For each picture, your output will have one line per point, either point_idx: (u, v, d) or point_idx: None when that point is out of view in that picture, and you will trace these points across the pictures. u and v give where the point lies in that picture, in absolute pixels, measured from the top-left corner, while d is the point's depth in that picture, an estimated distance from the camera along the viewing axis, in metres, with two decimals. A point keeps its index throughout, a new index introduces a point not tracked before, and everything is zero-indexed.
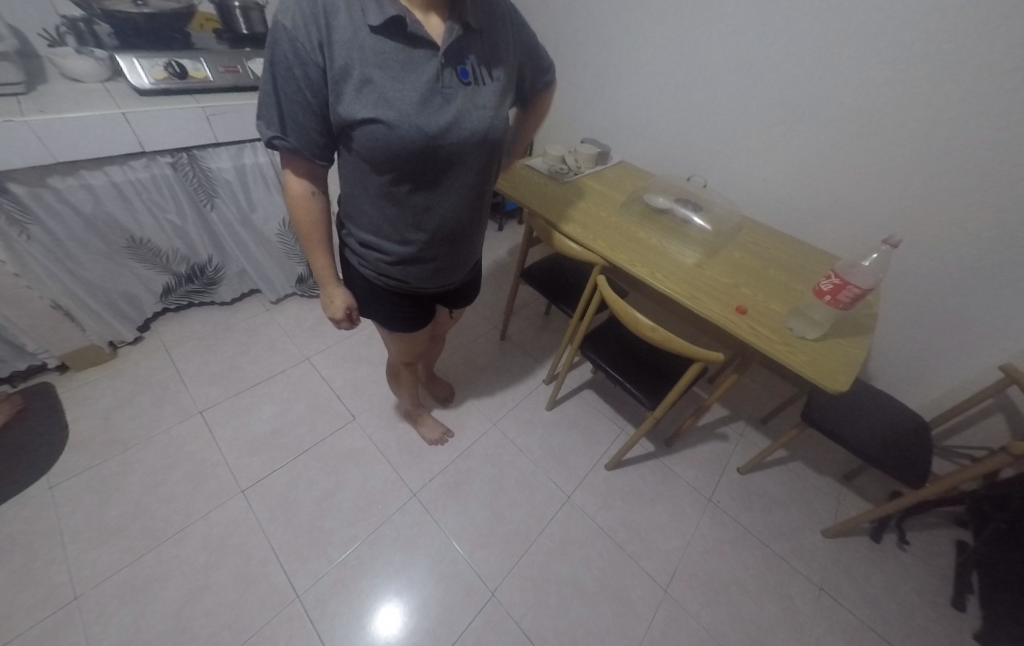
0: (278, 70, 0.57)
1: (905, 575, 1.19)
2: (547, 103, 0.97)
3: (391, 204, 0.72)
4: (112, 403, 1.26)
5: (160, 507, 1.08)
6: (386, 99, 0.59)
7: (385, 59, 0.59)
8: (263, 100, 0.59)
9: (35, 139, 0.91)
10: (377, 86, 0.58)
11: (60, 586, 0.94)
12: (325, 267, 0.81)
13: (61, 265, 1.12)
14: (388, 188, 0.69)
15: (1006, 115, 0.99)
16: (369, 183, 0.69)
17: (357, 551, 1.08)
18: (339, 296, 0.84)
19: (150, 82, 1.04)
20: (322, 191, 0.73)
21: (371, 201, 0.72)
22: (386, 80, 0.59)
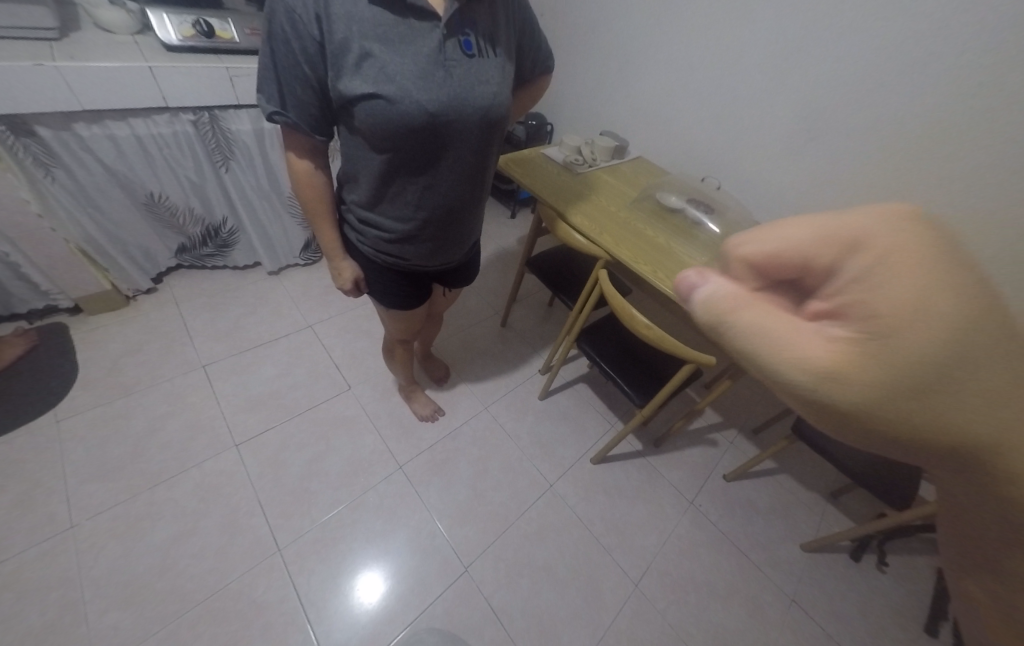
0: (277, 43, 0.58)
1: (880, 596, 1.19)
2: (542, 89, 0.97)
3: (392, 182, 0.73)
4: (121, 348, 1.31)
5: (158, 451, 1.13)
6: (386, 73, 0.59)
7: (385, 32, 0.59)
8: (261, 73, 0.60)
9: (63, 84, 0.93)
10: (377, 59, 0.59)
11: (59, 513, 0.99)
12: (332, 242, 0.83)
13: (84, 212, 1.17)
14: (389, 165, 0.69)
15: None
16: (369, 160, 0.70)
17: (340, 514, 1.11)
18: (345, 265, 0.86)
19: (179, 39, 1.07)
20: (324, 166, 0.74)
21: (371, 178, 0.72)
22: (386, 53, 0.59)
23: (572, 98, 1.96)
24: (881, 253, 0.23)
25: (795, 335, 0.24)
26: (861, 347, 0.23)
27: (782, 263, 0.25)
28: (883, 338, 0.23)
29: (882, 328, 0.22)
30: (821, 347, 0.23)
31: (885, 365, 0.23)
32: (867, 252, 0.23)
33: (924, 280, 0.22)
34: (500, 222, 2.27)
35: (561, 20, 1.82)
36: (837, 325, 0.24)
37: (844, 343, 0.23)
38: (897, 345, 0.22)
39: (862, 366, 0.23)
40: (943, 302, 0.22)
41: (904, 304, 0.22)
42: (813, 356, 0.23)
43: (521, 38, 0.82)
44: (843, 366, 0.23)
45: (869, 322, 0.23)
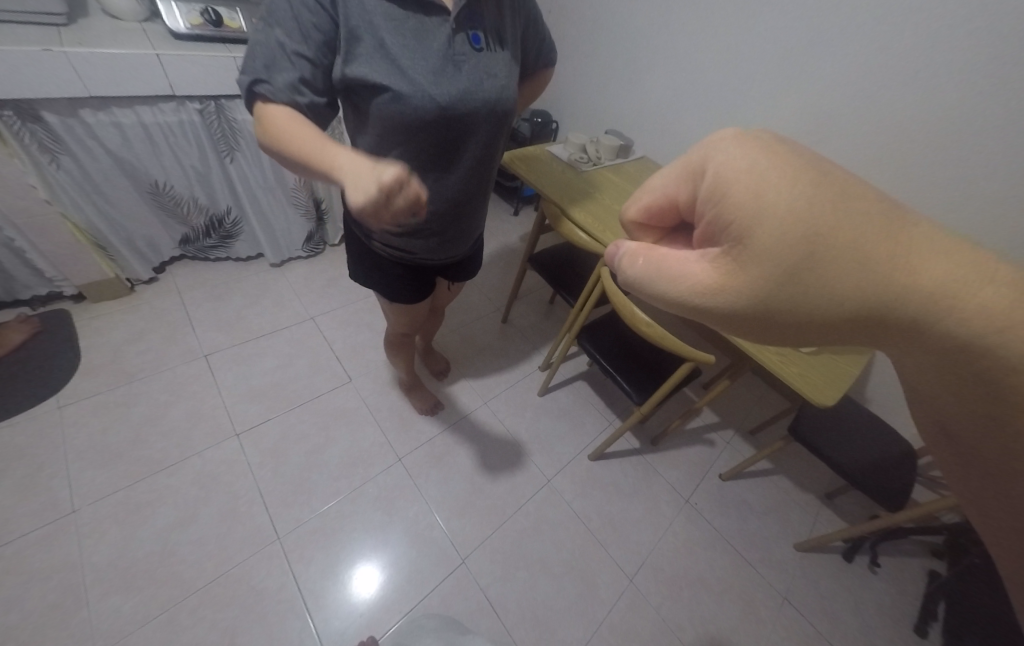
0: (280, 18, 0.53)
1: (871, 595, 1.21)
2: (542, 84, 0.98)
3: None
4: (124, 336, 1.31)
5: (159, 438, 1.13)
6: (398, 67, 0.59)
7: (397, 26, 0.59)
8: (254, 43, 0.53)
9: (71, 70, 0.93)
10: (389, 53, 0.59)
11: (61, 498, 1.00)
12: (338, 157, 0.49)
13: (89, 198, 1.17)
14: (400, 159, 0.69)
15: None
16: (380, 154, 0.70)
17: (339, 505, 1.12)
18: (370, 164, 0.45)
19: (186, 26, 1.06)
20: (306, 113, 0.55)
21: None
22: (398, 46, 0.59)
23: (577, 96, 1.96)
24: (721, 182, 0.29)
25: (680, 258, 0.32)
26: (730, 252, 0.30)
27: (663, 210, 0.34)
28: (742, 240, 0.29)
29: (738, 230, 0.29)
30: (701, 260, 0.31)
31: (748, 255, 0.29)
32: (707, 182, 0.30)
33: (752, 180, 0.29)
34: (503, 219, 2.27)
35: (567, 17, 1.82)
36: (714, 242, 0.31)
37: (717, 252, 0.31)
38: (751, 237, 0.29)
39: (732, 262, 0.30)
40: (773, 192, 0.28)
41: (744, 205, 0.29)
42: (699, 267, 0.31)
43: (524, 32, 0.82)
44: (720, 269, 0.30)
45: (728, 234, 0.30)
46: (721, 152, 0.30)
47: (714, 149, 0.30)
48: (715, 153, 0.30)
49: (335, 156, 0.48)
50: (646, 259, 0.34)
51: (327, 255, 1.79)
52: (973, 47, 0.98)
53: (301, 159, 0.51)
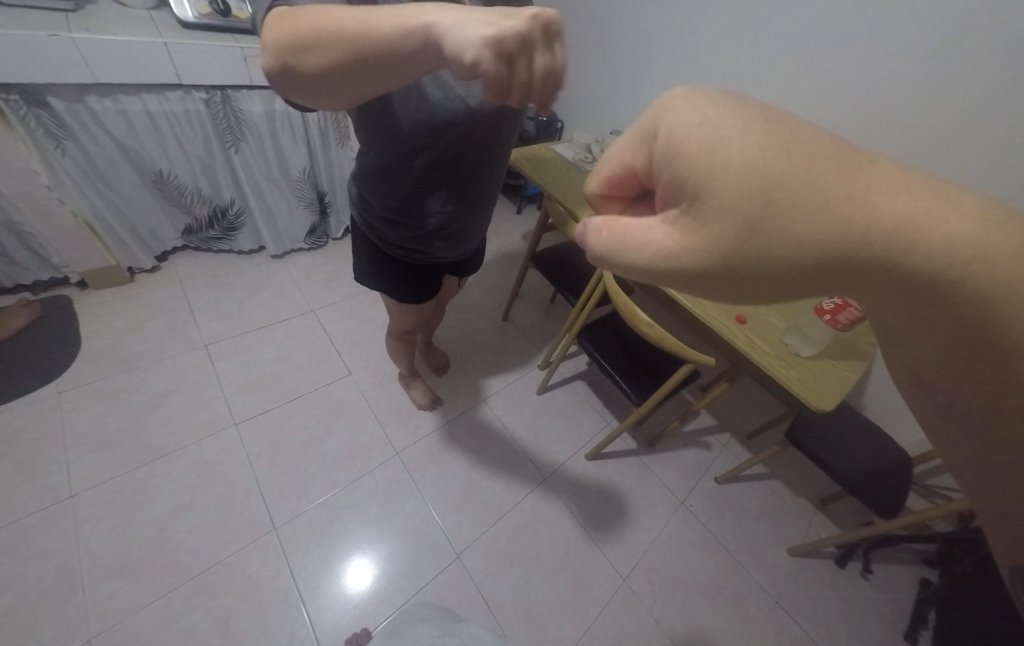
0: None
1: (863, 601, 1.21)
2: None
3: (425, 179, 0.72)
4: (124, 324, 1.31)
5: (158, 426, 1.14)
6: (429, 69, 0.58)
7: None
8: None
9: (79, 56, 0.93)
10: None
11: (59, 483, 1.00)
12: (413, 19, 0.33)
13: (93, 185, 1.17)
14: (423, 161, 0.69)
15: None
16: (404, 157, 0.68)
17: (336, 497, 1.13)
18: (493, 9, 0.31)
19: (194, 16, 1.07)
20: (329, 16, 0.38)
21: (404, 175, 0.71)
22: None
23: (583, 95, 1.96)
24: (675, 139, 0.23)
25: (637, 230, 0.26)
26: (694, 221, 0.24)
27: (625, 182, 0.27)
28: (706, 204, 0.23)
29: (699, 192, 0.23)
30: (661, 232, 0.25)
31: (708, 217, 0.23)
32: (660, 140, 0.24)
33: (705, 132, 0.23)
34: (506, 216, 2.27)
35: (574, 17, 1.82)
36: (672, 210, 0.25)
37: (677, 220, 0.24)
38: (711, 197, 0.23)
39: (698, 230, 0.24)
40: (733, 145, 0.23)
41: (699, 159, 0.23)
42: (658, 242, 0.25)
43: None
44: (683, 239, 0.24)
45: (688, 199, 0.24)
46: (671, 106, 0.24)
47: (663, 106, 0.25)
48: (667, 108, 0.25)
49: (422, 11, 0.31)
50: (607, 236, 0.27)
51: (329, 248, 1.79)
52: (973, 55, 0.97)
53: (357, 29, 0.32)
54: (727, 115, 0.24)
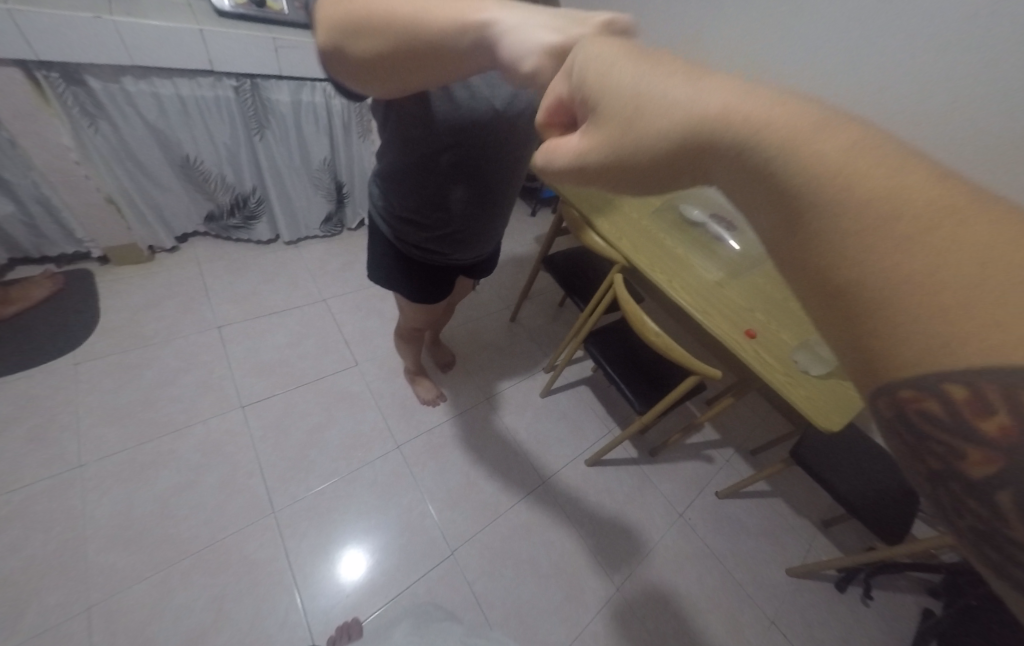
0: None
1: (860, 627, 1.19)
2: None
3: (449, 181, 0.72)
4: (141, 301, 1.34)
5: (167, 403, 1.16)
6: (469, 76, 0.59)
7: None
8: None
9: (118, 38, 0.96)
10: None
11: (68, 452, 1.03)
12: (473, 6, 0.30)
13: (122, 164, 1.21)
14: (448, 164, 0.69)
15: None
16: (430, 160, 0.69)
17: (335, 485, 1.14)
18: (559, 13, 0.29)
19: (230, 4, 1.10)
20: None
21: (430, 179, 0.72)
22: None
23: None
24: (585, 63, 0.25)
25: (553, 145, 0.26)
26: (598, 127, 0.24)
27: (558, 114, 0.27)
28: (606, 113, 0.24)
29: (599, 103, 0.24)
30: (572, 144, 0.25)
31: (601, 124, 0.24)
32: (576, 67, 0.25)
33: (603, 61, 0.24)
34: (520, 219, 2.29)
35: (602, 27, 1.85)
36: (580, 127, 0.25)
37: (586, 131, 0.25)
38: (603, 108, 0.24)
39: (596, 140, 0.24)
40: (631, 70, 0.24)
41: (595, 79, 0.24)
42: (569, 151, 0.25)
43: None
44: (585, 147, 0.25)
45: (589, 113, 0.24)
46: (591, 40, 0.26)
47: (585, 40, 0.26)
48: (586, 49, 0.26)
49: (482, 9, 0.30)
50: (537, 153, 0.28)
51: (343, 239, 1.82)
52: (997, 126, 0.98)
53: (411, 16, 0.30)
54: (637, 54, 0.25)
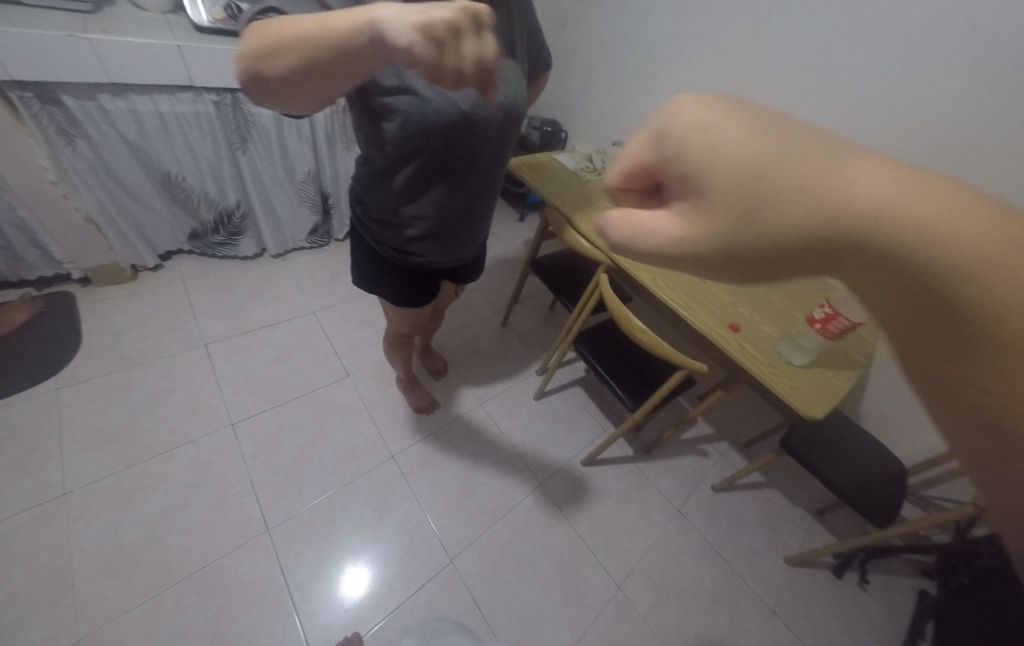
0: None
1: (859, 612, 1.20)
2: (543, 87, 0.97)
3: (418, 182, 0.72)
4: (125, 322, 1.32)
5: (155, 424, 1.14)
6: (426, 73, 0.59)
7: None
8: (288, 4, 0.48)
9: (93, 56, 0.96)
10: None
11: (53, 480, 1.00)
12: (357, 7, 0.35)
13: (101, 183, 1.20)
14: (414, 165, 0.69)
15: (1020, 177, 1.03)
16: (396, 160, 0.69)
17: (330, 499, 1.12)
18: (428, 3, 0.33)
19: (208, 20, 1.11)
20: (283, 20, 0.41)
21: (398, 178, 0.72)
22: None
23: (588, 108, 2.02)
24: (687, 129, 0.21)
25: (631, 215, 0.22)
26: (706, 211, 0.21)
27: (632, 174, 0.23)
28: (720, 196, 0.20)
29: (712, 185, 0.20)
30: (661, 221, 0.22)
31: (709, 206, 0.20)
32: (677, 133, 0.21)
33: (703, 126, 0.21)
34: (507, 224, 2.31)
35: (580, 35, 1.90)
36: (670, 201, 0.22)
37: (679, 210, 0.21)
38: (709, 188, 0.20)
39: (701, 220, 0.21)
40: (741, 141, 0.20)
41: (696, 148, 0.20)
42: (657, 229, 0.22)
43: (527, 46, 0.82)
44: (682, 229, 0.21)
45: (689, 190, 0.21)
46: (684, 101, 0.21)
47: (677, 100, 0.22)
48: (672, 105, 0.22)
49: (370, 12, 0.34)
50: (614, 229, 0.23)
51: (330, 250, 1.81)
52: (957, 127, 1.07)
53: (308, 28, 0.36)
54: (745, 116, 0.21)
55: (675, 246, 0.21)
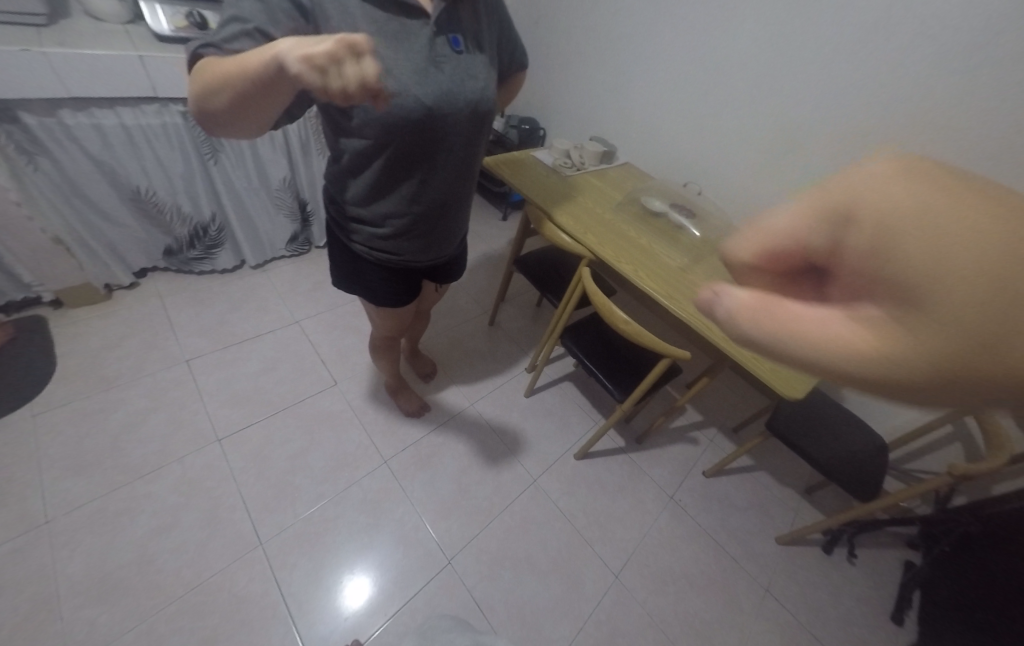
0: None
1: (849, 585, 1.24)
2: (520, 84, 0.97)
3: (388, 177, 0.72)
4: (102, 343, 1.29)
5: (139, 445, 1.12)
6: (384, 68, 0.59)
7: (379, 28, 0.59)
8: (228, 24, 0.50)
9: (50, 71, 0.93)
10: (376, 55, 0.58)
11: (33, 509, 0.98)
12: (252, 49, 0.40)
13: (68, 201, 1.16)
14: (382, 161, 0.69)
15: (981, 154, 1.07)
16: (363, 156, 0.69)
17: (323, 509, 1.12)
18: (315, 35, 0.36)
19: (169, 28, 1.08)
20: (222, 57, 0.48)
21: (368, 175, 0.72)
22: (386, 51, 0.59)
23: (565, 103, 2.03)
24: (881, 202, 0.15)
25: (792, 318, 0.18)
26: (905, 323, 0.15)
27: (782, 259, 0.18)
28: (936, 302, 0.14)
29: (944, 302, 0.14)
30: (845, 333, 0.16)
31: (935, 327, 0.14)
32: (866, 207, 0.15)
33: (909, 211, 0.14)
34: (490, 223, 2.30)
35: (552, 30, 1.91)
36: (862, 309, 0.16)
37: (878, 324, 0.15)
38: (941, 301, 0.14)
39: (924, 344, 0.15)
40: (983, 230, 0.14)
41: (911, 249, 0.14)
42: (840, 342, 0.16)
43: (498, 41, 0.82)
44: (881, 350, 0.15)
45: (895, 296, 0.15)
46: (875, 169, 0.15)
47: (853, 168, 0.16)
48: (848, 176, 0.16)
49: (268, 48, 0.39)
50: (746, 319, 0.20)
51: (312, 258, 1.79)
52: (920, 108, 1.11)
53: (227, 69, 0.42)
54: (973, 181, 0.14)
55: (832, 355, 0.17)
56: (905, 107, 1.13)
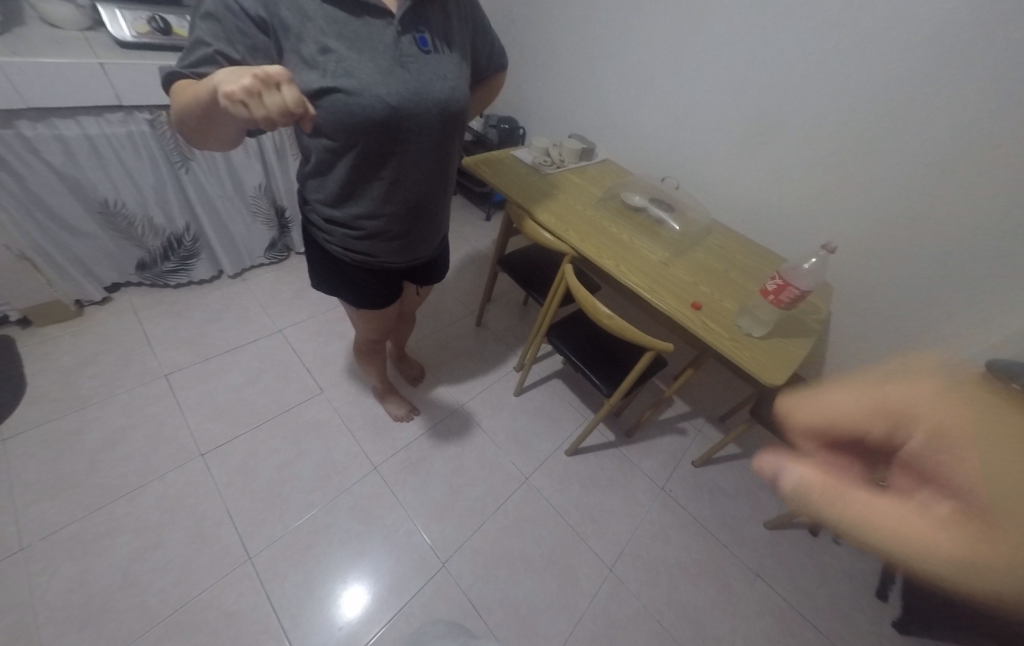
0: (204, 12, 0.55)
1: (836, 564, 1.27)
2: (500, 85, 0.96)
3: (359, 178, 0.71)
4: (74, 361, 1.25)
5: (118, 465, 1.09)
6: (344, 68, 0.58)
7: (340, 28, 0.58)
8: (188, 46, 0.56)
9: (6, 81, 0.90)
10: (336, 55, 0.58)
11: (7, 536, 0.94)
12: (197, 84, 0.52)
13: (32, 216, 1.12)
14: (351, 162, 0.68)
15: (944, 141, 1.11)
16: (331, 157, 0.68)
17: (313, 519, 1.10)
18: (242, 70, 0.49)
19: (132, 34, 1.05)
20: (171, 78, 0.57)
21: (339, 177, 0.71)
22: (346, 50, 0.58)
23: (543, 101, 2.03)
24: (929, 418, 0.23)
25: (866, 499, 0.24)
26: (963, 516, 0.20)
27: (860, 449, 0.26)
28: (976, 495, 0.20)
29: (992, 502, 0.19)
30: (938, 535, 0.20)
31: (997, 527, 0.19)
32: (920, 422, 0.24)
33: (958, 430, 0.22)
34: (474, 224, 2.30)
35: (527, 29, 1.91)
36: (937, 506, 0.21)
37: (951, 520, 0.20)
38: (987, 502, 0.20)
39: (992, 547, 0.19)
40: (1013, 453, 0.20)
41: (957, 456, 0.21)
42: (930, 538, 0.20)
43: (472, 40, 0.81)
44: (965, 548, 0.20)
45: (954, 492, 0.21)
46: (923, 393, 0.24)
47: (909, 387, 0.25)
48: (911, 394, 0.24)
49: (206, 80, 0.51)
50: (812, 491, 0.26)
51: (292, 265, 1.76)
52: (883, 99, 1.15)
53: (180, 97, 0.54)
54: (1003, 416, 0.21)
55: (913, 540, 0.21)
56: (870, 97, 1.17)
